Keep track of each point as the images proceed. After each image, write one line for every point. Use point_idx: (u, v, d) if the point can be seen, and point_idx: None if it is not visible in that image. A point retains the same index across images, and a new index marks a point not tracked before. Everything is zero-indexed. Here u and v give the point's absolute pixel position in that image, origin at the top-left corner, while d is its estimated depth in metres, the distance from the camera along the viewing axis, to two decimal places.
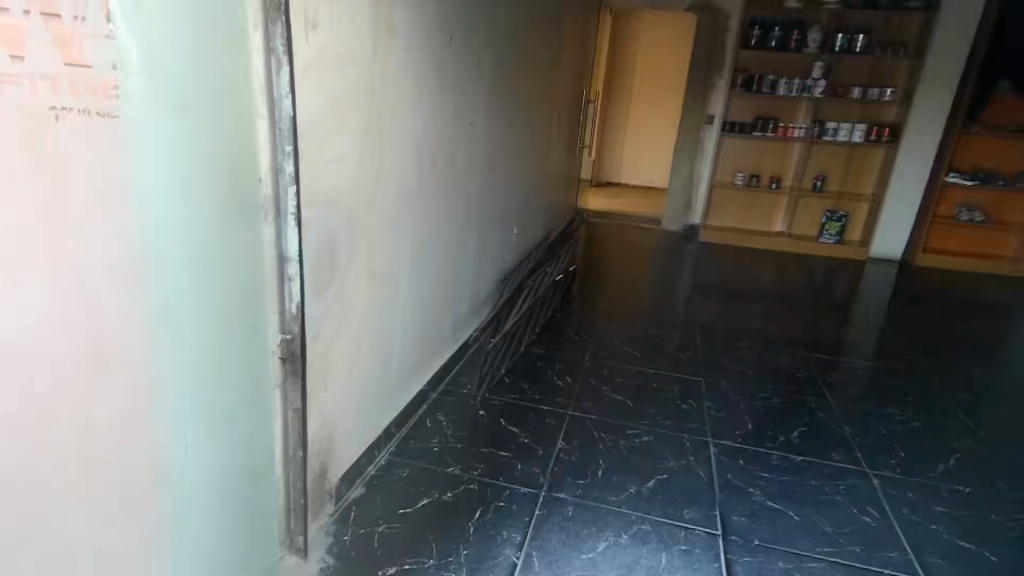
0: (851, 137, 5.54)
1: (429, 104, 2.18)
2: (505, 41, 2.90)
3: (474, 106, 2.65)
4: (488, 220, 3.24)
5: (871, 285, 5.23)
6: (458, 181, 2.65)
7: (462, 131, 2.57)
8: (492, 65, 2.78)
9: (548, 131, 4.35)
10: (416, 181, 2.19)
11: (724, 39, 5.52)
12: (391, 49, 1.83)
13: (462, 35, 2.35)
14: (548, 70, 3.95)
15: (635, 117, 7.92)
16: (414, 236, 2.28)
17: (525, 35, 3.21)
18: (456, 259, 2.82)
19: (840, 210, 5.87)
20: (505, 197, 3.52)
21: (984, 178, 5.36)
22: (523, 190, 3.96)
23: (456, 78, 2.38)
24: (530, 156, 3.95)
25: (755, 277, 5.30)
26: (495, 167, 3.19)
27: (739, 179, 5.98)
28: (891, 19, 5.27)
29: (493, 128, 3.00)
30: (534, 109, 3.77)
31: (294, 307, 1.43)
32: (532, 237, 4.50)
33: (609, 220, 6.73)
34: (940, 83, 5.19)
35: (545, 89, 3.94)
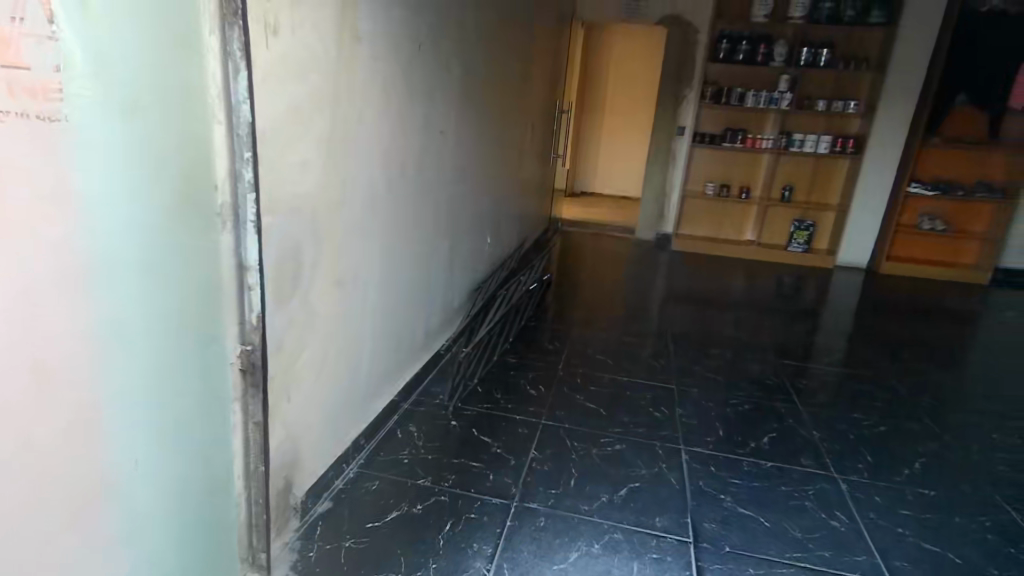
0: (817, 149, 5.67)
1: (398, 110, 2.18)
2: (474, 51, 2.90)
3: (445, 115, 2.66)
4: (460, 228, 3.23)
5: (838, 292, 5.35)
6: (429, 188, 2.64)
7: (432, 138, 2.56)
8: (462, 74, 2.78)
9: (521, 140, 4.37)
10: (384, 190, 2.18)
11: (694, 51, 5.63)
12: (358, 55, 1.82)
13: (431, 43, 2.36)
14: (520, 79, 3.96)
15: (609, 128, 8.01)
16: (385, 244, 2.26)
17: (495, 46, 3.24)
18: (428, 267, 2.81)
19: (808, 218, 6.00)
20: (477, 206, 3.51)
21: (945, 188, 5.50)
22: (496, 199, 3.95)
23: (425, 85, 2.37)
24: (502, 166, 3.95)
25: (726, 285, 5.38)
26: (467, 177, 3.19)
27: (709, 188, 6.08)
28: (852, 34, 5.42)
29: (464, 136, 3.00)
30: (506, 119, 3.78)
31: (254, 317, 1.40)
32: (506, 246, 4.49)
33: (583, 229, 6.79)
34: (899, 97, 5.35)
35: (517, 99, 3.97)
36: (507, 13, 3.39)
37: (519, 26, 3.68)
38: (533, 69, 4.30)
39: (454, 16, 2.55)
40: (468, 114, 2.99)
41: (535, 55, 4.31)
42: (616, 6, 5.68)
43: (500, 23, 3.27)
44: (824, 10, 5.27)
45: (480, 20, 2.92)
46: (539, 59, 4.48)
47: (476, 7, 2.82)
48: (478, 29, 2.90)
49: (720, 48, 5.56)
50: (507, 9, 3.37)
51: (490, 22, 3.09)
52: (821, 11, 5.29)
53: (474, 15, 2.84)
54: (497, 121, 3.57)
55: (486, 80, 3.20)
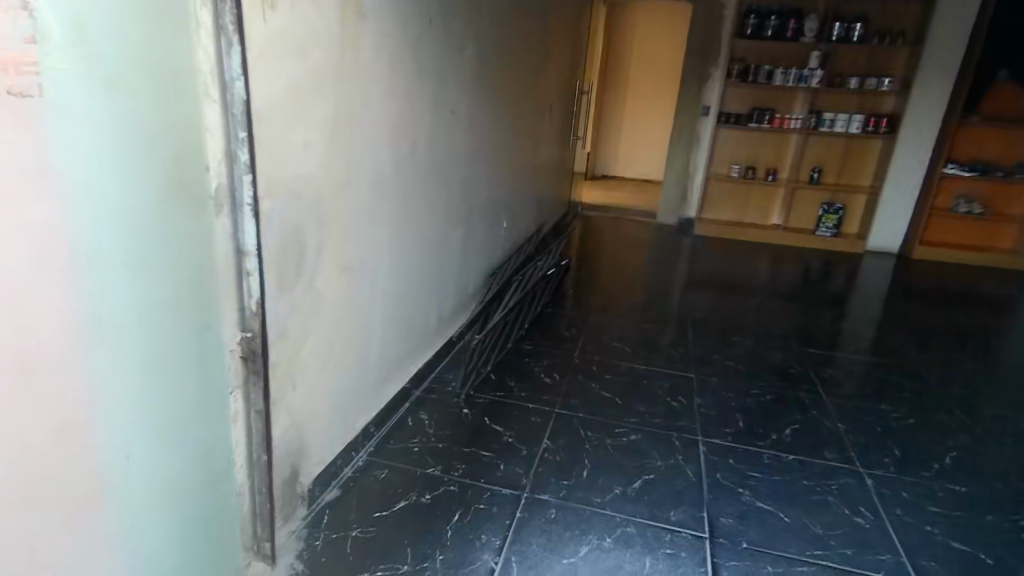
0: (848, 129, 5.45)
1: (407, 90, 2.11)
2: (487, 29, 2.81)
3: (456, 97, 2.59)
4: (475, 212, 3.17)
5: (867, 279, 5.18)
6: (440, 171, 2.57)
7: (443, 120, 2.49)
8: (474, 53, 2.70)
9: (538, 123, 4.27)
10: (393, 173, 2.13)
11: (720, 28, 5.43)
12: (362, 33, 1.75)
13: (441, 20, 2.28)
14: (536, 62, 3.85)
15: (631, 110, 7.84)
16: (394, 229, 2.22)
17: (510, 26, 3.15)
18: (440, 253, 2.76)
19: (837, 202, 5.80)
20: (493, 190, 3.45)
21: (983, 170, 5.25)
22: (512, 183, 3.87)
23: (435, 65, 2.30)
24: (518, 149, 3.86)
25: (750, 271, 5.25)
26: (481, 160, 3.13)
27: (734, 171, 5.92)
28: (888, 8, 5.16)
29: (477, 118, 2.93)
30: (522, 100, 3.68)
31: (254, 303, 1.37)
32: (523, 231, 4.43)
33: (604, 214, 6.68)
34: (937, 73, 5.09)
35: (534, 81, 3.87)
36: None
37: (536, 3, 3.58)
38: (550, 49, 4.19)
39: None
40: (481, 95, 2.91)
41: (553, 35, 4.19)
42: None
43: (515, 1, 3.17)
44: None
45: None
46: (557, 38, 4.36)
47: None
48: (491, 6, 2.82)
49: (747, 24, 5.35)
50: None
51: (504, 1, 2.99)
52: None
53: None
54: (513, 102, 3.48)
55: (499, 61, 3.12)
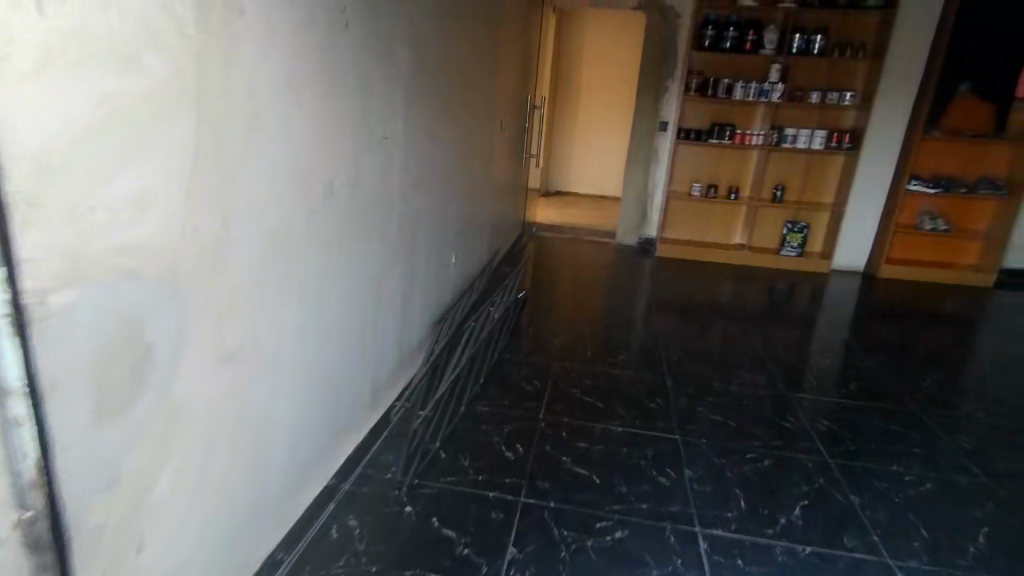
0: (811, 145, 5.21)
1: (318, 111, 1.61)
2: (422, 32, 2.32)
3: (387, 118, 2.10)
4: (417, 251, 2.68)
5: (836, 302, 4.96)
6: (370, 209, 2.07)
7: (371, 145, 1.99)
8: (404, 62, 2.21)
9: (486, 141, 3.80)
10: (305, 220, 1.62)
11: (677, 40, 5.23)
12: (242, 33, 1.25)
13: (358, 18, 1.78)
14: (482, 73, 3.41)
15: (583, 123, 7.52)
16: (309, 292, 1.71)
17: (450, 31, 2.68)
18: (374, 308, 2.25)
19: (800, 220, 5.59)
20: (439, 222, 2.99)
21: (946, 186, 5.12)
22: (461, 211, 3.39)
23: (354, 76, 1.80)
24: (467, 171, 3.40)
25: (716, 297, 4.93)
26: (423, 190, 2.64)
27: (696, 189, 5.61)
28: (846, 20, 4.97)
29: (415, 140, 2.43)
30: (467, 117, 3.19)
31: (32, 465, 0.86)
32: (474, 263, 3.97)
33: (560, 235, 6.29)
34: (897, 87, 4.97)
35: (479, 94, 3.40)
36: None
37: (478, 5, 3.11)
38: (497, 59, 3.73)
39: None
40: (418, 112, 2.42)
41: (499, 43, 3.74)
42: None
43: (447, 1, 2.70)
44: None
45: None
46: (503, 47, 3.91)
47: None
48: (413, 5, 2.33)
49: (705, 35, 5.05)
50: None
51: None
52: None
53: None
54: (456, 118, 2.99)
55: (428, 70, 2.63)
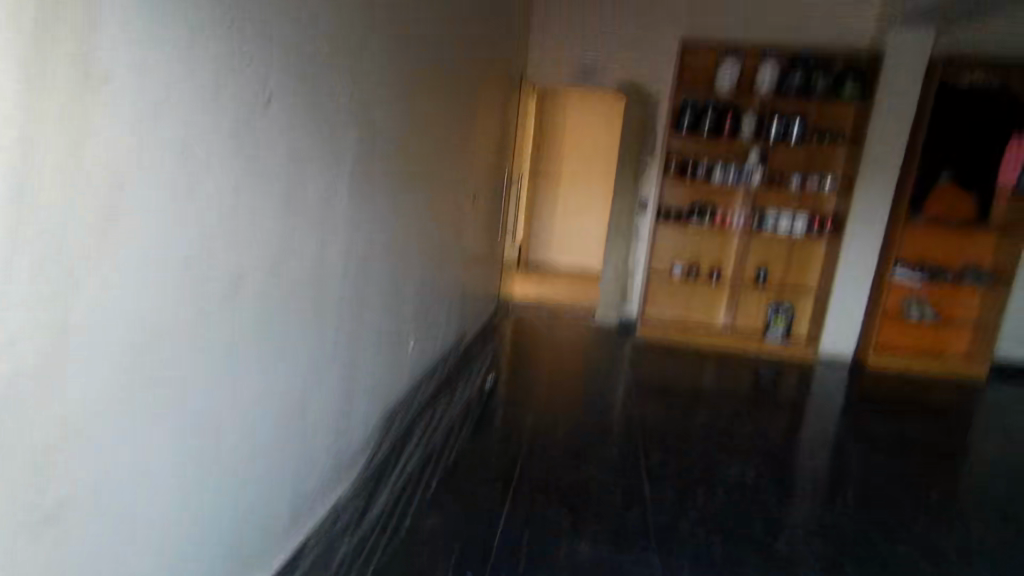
0: (793, 228, 5.15)
1: (190, 190, 1.42)
2: (348, 102, 2.15)
3: (297, 198, 1.91)
4: (353, 349, 2.48)
5: (823, 393, 4.73)
6: (272, 296, 1.84)
7: (272, 226, 1.79)
8: (325, 138, 2.04)
9: (448, 217, 3.62)
10: (166, 313, 1.39)
11: (654, 121, 5.15)
12: (69, 105, 1.08)
13: (257, 91, 1.62)
14: (439, 135, 3.26)
15: (562, 196, 7.44)
16: (183, 407, 1.50)
17: (389, 104, 2.55)
18: (279, 408, 1.97)
19: (784, 303, 5.43)
20: (380, 294, 2.71)
21: (933, 273, 5.00)
22: (409, 289, 3.10)
23: (249, 153, 1.62)
24: (419, 238, 3.17)
25: (699, 385, 4.69)
26: (353, 273, 2.41)
27: (677, 269, 5.46)
28: (824, 107, 5.02)
29: (342, 220, 2.23)
30: (416, 192, 3.01)
31: None
32: (438, 345, 3.73)
33: (537, 312, 6.07)
34: (880, 173, 4.83)
35: (433, 169, 3.23)
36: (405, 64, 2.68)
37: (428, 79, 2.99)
38: (461, 134, 3.62)
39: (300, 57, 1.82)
40: (345, 190, 2.22)
41: (462, 119, 3.63)
42: None
43: (393, 74, 2.55)
44: (793, 81, 4.86)
45: (355, 66, 2.19)
46: (470, 123, 3.81)
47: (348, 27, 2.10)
48: (352, 77, 2.17)
49: (683, 117, 5.02)
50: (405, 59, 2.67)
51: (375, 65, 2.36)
52: (790, 82, 4.88)
53: (346, 57, 2.10)
54: (399, 194, 2.79)
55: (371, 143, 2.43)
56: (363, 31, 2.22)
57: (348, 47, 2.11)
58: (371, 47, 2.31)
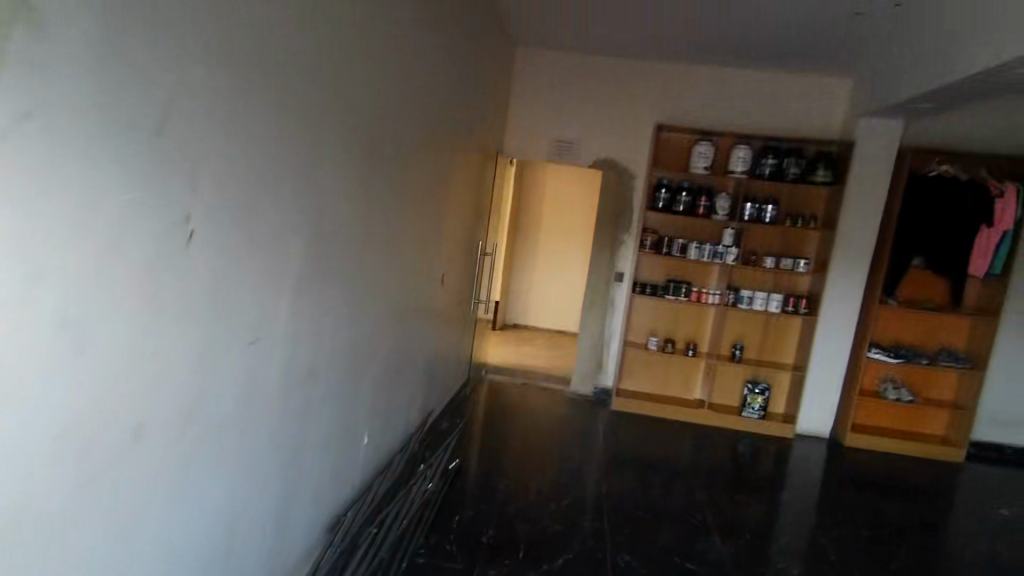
0: (768, 308, 5.09)
1: (133, 323, 1.35)
2: (307, 220, 2.12)
3: (255, 313, 1.88)
4: (302, 448, 2.37)
5: (800, 476, 4.61)
6: (222, 413, 1.78)
7: (228, 344, 1.75)
8: (276, 251, 1.95)
9: (410, 300, 3.55)
10: (107, 452, 1.33)
11: (631, 198, 5.29)
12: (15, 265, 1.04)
13: (216, 223, 1.60)
14: (410, 225, 3.30)
15: (543, 260, 7.48)
16: (81, 549, 1.30)
17: (353, 208, 2.50)
18: (220, 531, 1.86)
19: (760, 382, 5.31)
20: (343, 391, 2.69)
21: (908, 355, 4.98)
22: (371, 380, 3.04)
23: (208, 280, 1.60)
24: (384, 328, 3.15)
25: (673, 464, 4.56)
26: (313, 376, 2.36)
27: (652, 343, 5.38)
28: (795, 191, 5.07)
29: (297, 328, 2.17)
30: (376, 283, 2.94)
31: None
32: (403, 427, 3.64)
33: (512, 380, 5.96)
34: (852, 256, 4.92)
35: (397, 257, 3.18)
36: (374, 164, 2.67)
37: (397, 172, 2.98)
38: (426, 218, 3.59)
39: (261, 185, 1.79)
40: (304, 300, 2.19)
41: (429, 202, 3.60)
42: (549, 143, 5.36)
43: (359, 177, 2.53)
44: (766, 166, 4.91)
45: (319, 180, 2.16)
46: (438, 204, 3.80)
47: (322, 151, 2.16)
48: (313, 191, 2.13)
49: (659, 197, 5.06)
50: (374, 159, 2.67)
51: (340, 171, 2.33)
52: (763, 167, 4.92)
53: (308, 173, 2.08)
54: (360, 291, 2.73)
55: (335, 251, 2.40)
56: (328, 142, 2.21)
57: (310, 161, 2.08)
58: (337, 155, 2.29)
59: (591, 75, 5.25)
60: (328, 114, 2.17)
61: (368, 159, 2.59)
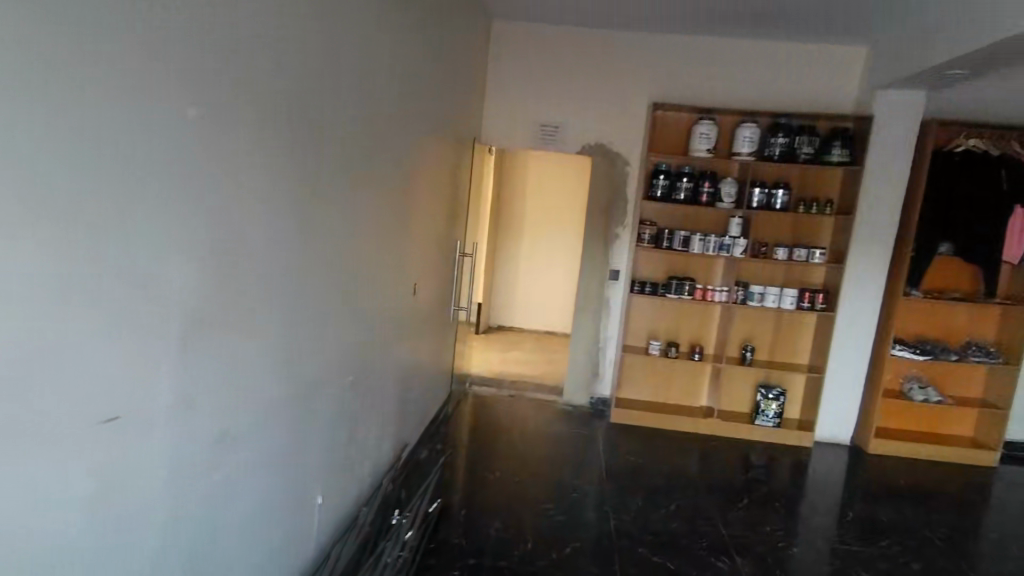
0: (781, 304, 4.56)
1: None
2: (210, 230, 1.52)
3: (130, 349, 1.29)
4: (223, 528, 1.77)
5: (826, 492, 4.11)
6: (75, 487, 1.18)
7: (74, 390, 1.16)
8: (159, 278, 1.35)
9: (371, 320, 2.96)
10: None
11: (625, 187, 4.78)
12: None
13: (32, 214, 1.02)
14: (367, 228, 2.72)
15: (528, 257, 6.92)
16: None
17: (279, 210, 1.90)
18: None
19: (774, 386, 4.79)
20: (281, 444, 2.10)
21: (934, 351, 4.52)
22: (320, 422, 2.44)
23: (9, 294, 1.00)
24: (339, 355, 2.58)
25: (684, 485, 4.04)
26: (234, 436, 1.76)
27: (654, 348, 4.83)
28: (808, 173, 4.56)
29: (204, 373, 1.58)
30: (321, 303, 2.34)
31: None
32: (370, 466, 3.06)
33: (499, 391, 5.40)
34: (872, 243, 4.45)
35: (350, 268, 2.59)
36: (314, 154, 2.08)
37: (347, 163, 2.40)
38: (387, 218, 3.00)
39: (122, 181, 1.20)
40: (211, 338, 1.59)
41: (391, 199, 3.02)
42: (533, 128, 4.79)
43: (290, 169, 1.93)
44: (776, 146, 4.37)
45: (229, 173, 1.58)
46: (402, 203, 3.21)
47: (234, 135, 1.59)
48: (218, 189, 1.54)
49: (657, 184, 4.50)
50: (313, 147, 2.08)
51: (260, 161, 1.74)
52: (773, 147, 4.39)
53: (210, 165, 1.49)
54: (297, 316, 2.12)
55: (257, 268, 1.80)
56: (241, 122, 1.62)
57: (212, 148, 1.50)
58: (254, 138, 1.69)
59: (576, 50, 4.67)
60: (238, 82, 1.59)
61: (303, 145, 2.00)
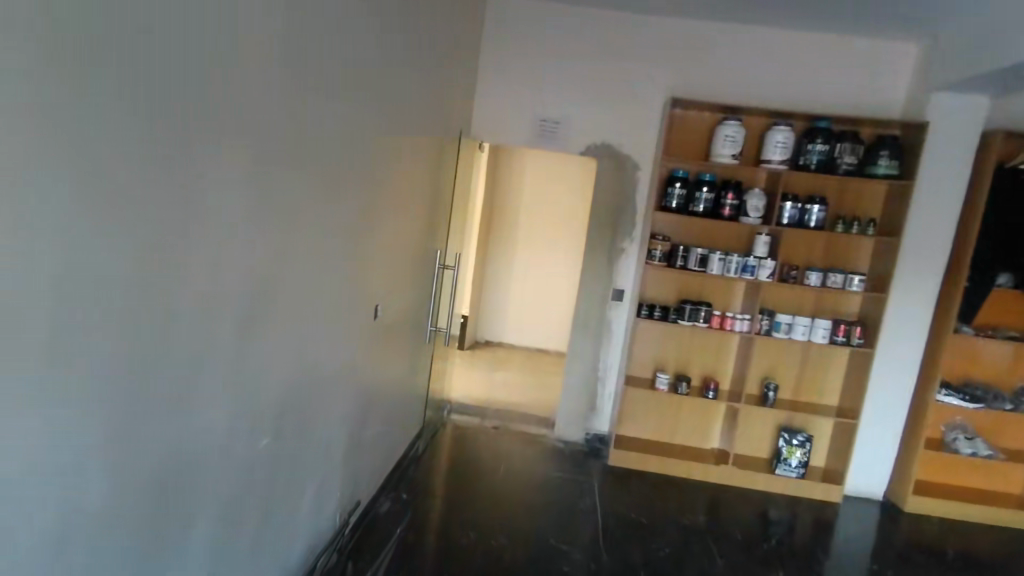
0: (811, 337, 3.93)
1: None
2: None
3: None
4: None
5: (860, 562, 3.47)
6: None
7: None
8: None
9: (313, 352, 2.31)
10: None
11: (635, 195, 4.15)
12: None
13: None
14: (308, 232, 2.09)
15: (522, 267, 6.29)
16: None
17: (136, 210, 1.25)
18: None
19: (798, 430, 4.16)
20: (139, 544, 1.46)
21: (986, 398, 3.91)
22: (214, 498, 1.77)
23: None
24: (255, 404, 1.93)
25: (695, 549, 3.39)
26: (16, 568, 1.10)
27: (661, 382, 4.18)
28: (847, 187, 3.95)
29: None
30: (221, 338, 1.69)
31: None
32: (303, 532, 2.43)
33: (483, 421, 4.76)
34: (918, 271, 3.84)
35: (276, 287, 1.93)
36: (206, 127, 1.43)
37: (267, 147, 1.75)
38: (342, 223, 2.36)
39: None
40: None
41: (348, 200, 2.37)
42: (532, 123, 4.15)
43: (159, 145, 1.28)
44: (813, 154, 3.75)
45: None
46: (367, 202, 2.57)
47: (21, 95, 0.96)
48: None
49: (672, 193, 3.88)
50: (206, 117, 1.42)
51: (61, 120, 1.06)
52: (810, 155, 3.76)
53: None
54: (173, 361, 1.47)
55: (70, 296, 1.12)
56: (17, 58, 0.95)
57: None
58: (62, 90, 1.04)
59: (589, 39, 4.05)
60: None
61: (183, 113, 1.34)
